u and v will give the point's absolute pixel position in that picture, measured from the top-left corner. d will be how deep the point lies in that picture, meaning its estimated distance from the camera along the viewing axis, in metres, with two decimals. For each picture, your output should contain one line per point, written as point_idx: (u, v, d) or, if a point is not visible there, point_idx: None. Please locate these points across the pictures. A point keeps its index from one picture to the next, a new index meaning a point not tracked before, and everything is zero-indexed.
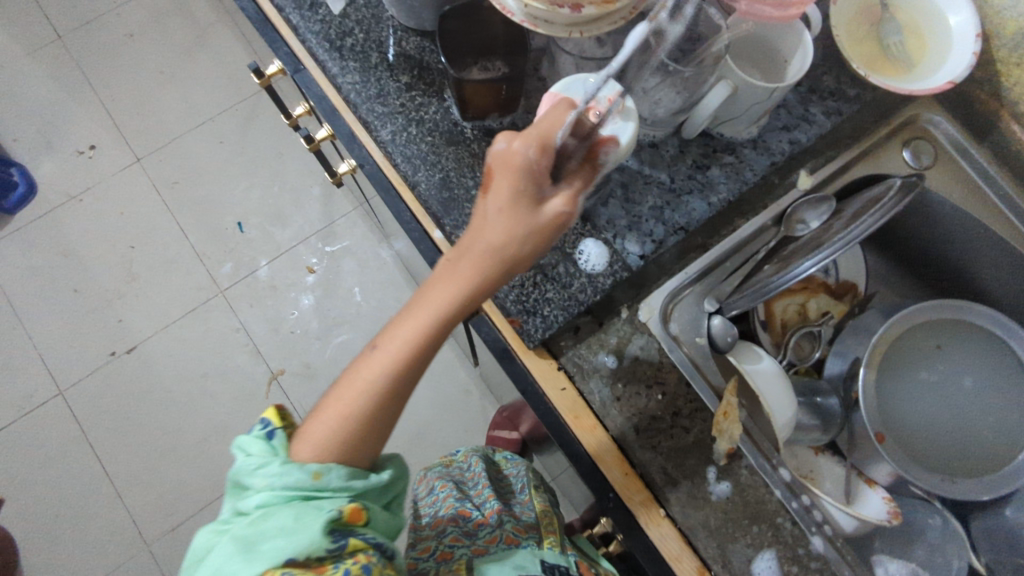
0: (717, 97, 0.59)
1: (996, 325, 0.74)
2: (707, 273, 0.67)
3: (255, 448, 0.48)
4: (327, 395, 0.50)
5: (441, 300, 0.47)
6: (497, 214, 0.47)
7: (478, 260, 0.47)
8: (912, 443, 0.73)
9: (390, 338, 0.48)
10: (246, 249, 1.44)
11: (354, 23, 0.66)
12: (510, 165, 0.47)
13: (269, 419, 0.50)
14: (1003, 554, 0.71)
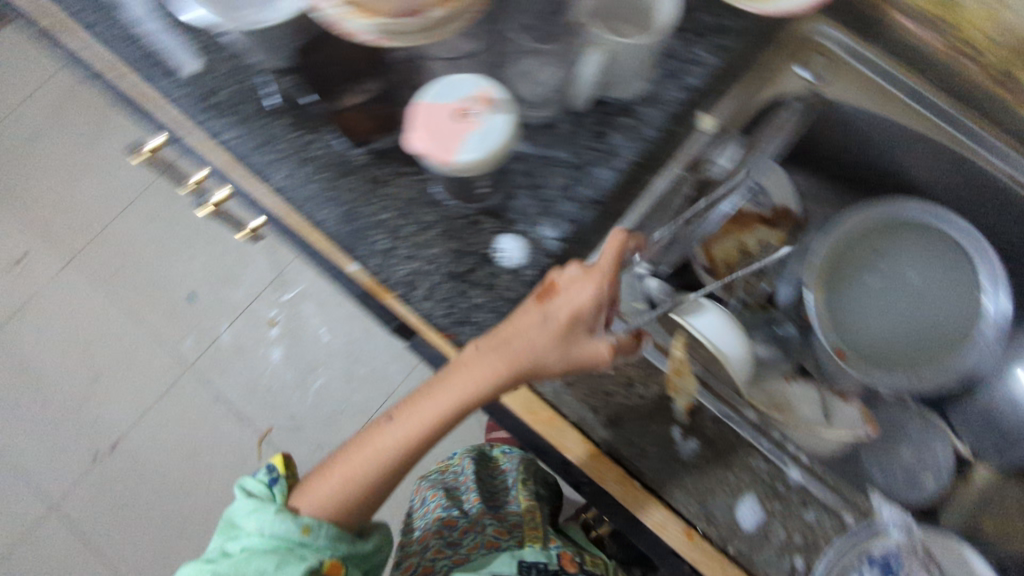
0: (591, 66, 0.60)
1: (925, 213, 0.74)
2: (633, 239, 0.66)
3: (255, 490, 0.57)
4: (350, 448, 0.59)
5: (466, 384, 0.55)
6: (547, 336, 0.55)
7: (508, 359, 0.54)
8: (872, 349, 0.74)
9: (417, 410, 0.57)
10: (203, 319, 1.42)
11: (212, 77, 0.62)
12: (573, 295, 0.54)
13: (275, 466, 0.59)
14: (982, 434, 0.74)
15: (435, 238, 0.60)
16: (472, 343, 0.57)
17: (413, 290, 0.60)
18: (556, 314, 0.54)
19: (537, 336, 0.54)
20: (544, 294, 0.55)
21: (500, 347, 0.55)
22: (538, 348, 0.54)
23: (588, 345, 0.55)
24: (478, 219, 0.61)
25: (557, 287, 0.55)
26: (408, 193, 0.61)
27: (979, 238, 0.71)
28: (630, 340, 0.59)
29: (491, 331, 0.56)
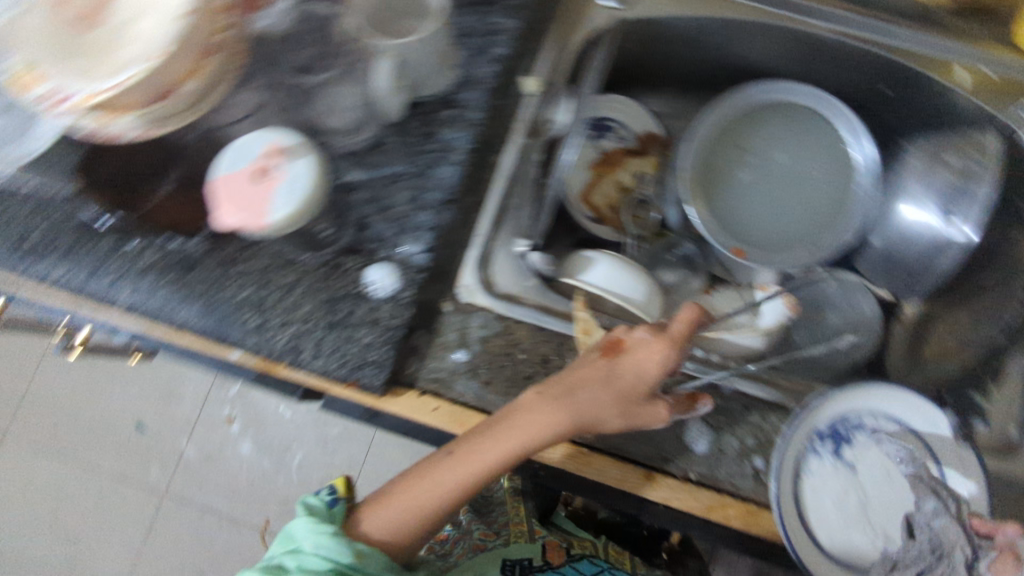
0: (385, 75, 0.57)
1: (771, 93, 0.75)
2: (501, 222, 0.66)
3: (317, 512, 0.62)
4: (405, 482, 0.61)
5: (524, 435, 0.56)
6: (608, 392, 0.56)
7: (569, 412, 0.56)
8: (768, 238, 0.74)
9: (472, 449, 0.57)
10: (160, 442, 1.38)
11: (15, 223, 0.59)
12: (639, 355, 0.58)
13: (335, 491, 0.65)
14: (894, 276, 0.73)
15: (304, 295, 0.60)
16: (533, 389, 0.58)
17: (299, 353, 0.59)
18: (622, 369, 0.57)
19: (600, 390, 0.56)
20: (612, 350, 0.58)
21: (564, 396, 0.56)
22: (596, 402, 0.56)
23: (647, 407, 0.56)
24: (339, 259, 0.61)
25: (625, 343, 0.59)
26: (264, 261, 0.60)
27: (823, 95, 0.72)
28: (682, 404, 0.59)
29: (555, 376, 0.58)
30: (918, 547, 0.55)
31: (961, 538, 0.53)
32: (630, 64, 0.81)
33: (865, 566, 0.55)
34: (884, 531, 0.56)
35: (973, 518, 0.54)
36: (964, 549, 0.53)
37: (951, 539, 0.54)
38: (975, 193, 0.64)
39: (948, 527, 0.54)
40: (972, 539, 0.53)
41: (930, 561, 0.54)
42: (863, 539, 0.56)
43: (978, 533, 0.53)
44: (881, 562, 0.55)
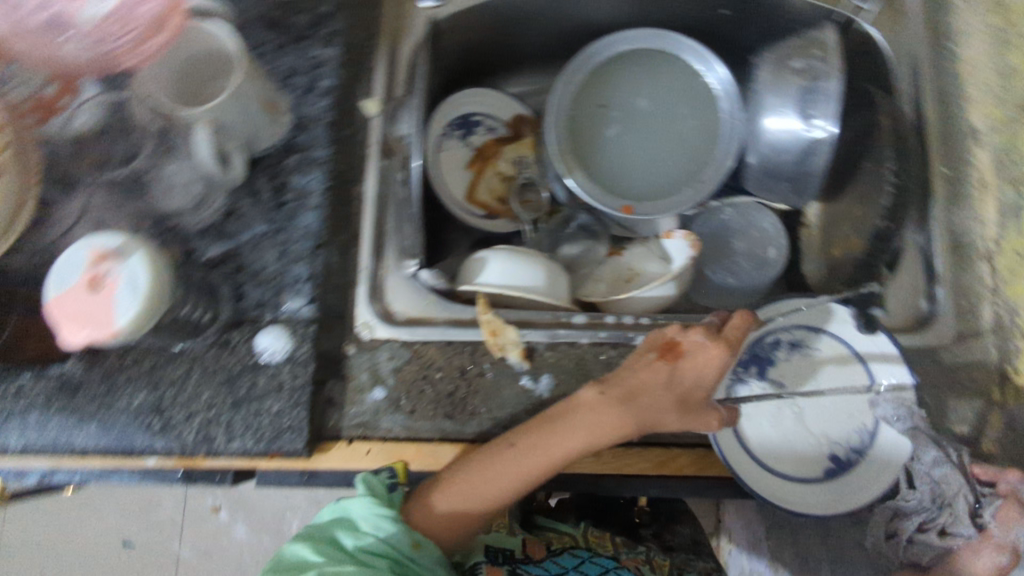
0: (206, 143, 0.52)
1: (618, 43, 0.72)
2: (382, 248, 0.65)
3: (377, 491, 0.58)
4: (456, 468, 0.58)
5: (587, 437, 0.56)
6: (670, 396, 0.56)
7: (631, 417, 0.56)
8: (653, 188, 0.73)
9: (537, 443, 0.56)
10: (151, 557, 1.32)
11: None
12: (697, 359, 0.58)
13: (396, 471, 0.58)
14: (780, 190, 0.70)
15: (201, 382, 0.59)
16: (596, 389, 0.57)
17: (212, 441, 0.58)
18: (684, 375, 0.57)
19: (663, 394, 0.56)
20: (670, 353, 0.58)
21: (629, 400, 0.56)
22: (659, 406, 0.56)
23: (702, 413, 0.57)
24: (226, 336, 0.59)
25: (682, 347, 0.58)
26: (148, 360, 0.59)
27: (667, 34, 0.71)
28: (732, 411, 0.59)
29: (613, 377, 0.58)
30: (920, 499, 0.53)
31: (964, 487, 0.51)
32: (472, 53, 0.78)
33: (812, 473, 0.59)
34: (826, 435, 0.61)
35: (974, 467, 0.53)
36: (966, 498, 0.51)
37: (952, 487, 0.52)
38: (829, 88, 0.62)
39: (949, 476, 0.52)
40: (974, 487, 0.51)
41: (932, 512, 0.53)
42: (808, 448, 0.60)
43: (979, 481, 0.52)
44: (826, 465, 0.59)
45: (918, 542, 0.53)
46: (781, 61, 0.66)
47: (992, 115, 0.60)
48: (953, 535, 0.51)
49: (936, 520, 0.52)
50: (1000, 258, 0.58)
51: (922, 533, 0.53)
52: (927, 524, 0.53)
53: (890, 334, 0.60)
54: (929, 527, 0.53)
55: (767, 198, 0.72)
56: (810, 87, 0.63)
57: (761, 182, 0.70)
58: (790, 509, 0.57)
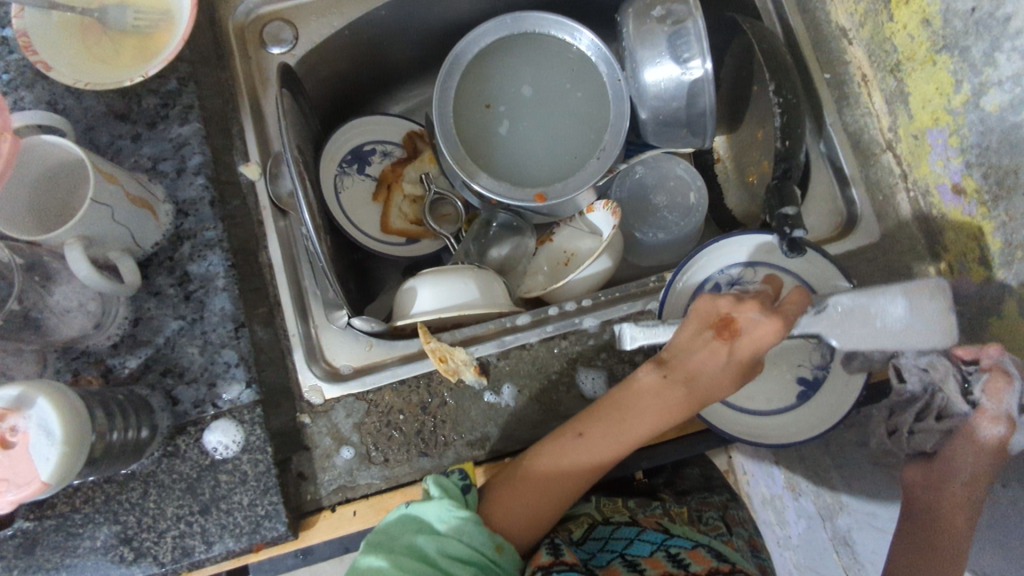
0: (82, 263, 0.50)
1: (484, 36, 0.71)
2: (308, 310, 0.65)
3: (453, 495, 0.52)
4: (526, 462, 0.54)
5: (655, 419, 0.53)
6: (729, 374, 0.52)
7: (693, 396, 0.52)
8: (559, 169, 0.72)
9: (608, 431, 0.53)
10: None
11: None
12: (756, 336, 0.51)
13: (467, 471, 0.54)
14: (677, 135, 0.69)
15: (161, 499, 0.56)
16: (657, 370, 0.53)
17: (191, 553, 0.55)
18: (740, 354, 0.51)
19: (722, 374, 0.52)
20: (725, 330, 0.52)
21: (688, 382, 0.52)
22: (718, 385, 0.52)
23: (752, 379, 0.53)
24: (172, 446, 0.56)
25: (738, 323, 0.52)
26: (97, 495, 0.55)
27: (529, 15, 0.70)
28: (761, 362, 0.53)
29: (670, 357, 0.53)
30: (910, 391, 0.51)
31: (951, 368, 0.48)
32: (344, 85, 0.77)
33: (788, 401, 0.58)
34: (790, 360, 0.59)
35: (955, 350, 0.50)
36: (954, 377, 0.48)
37: (941, 373, 0.49)
38: (693, 27, 0.62)
39: (936, 360, 0.49)
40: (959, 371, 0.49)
41: (925, 402, 0.50)
42: (776, 376, 0.59)
43: (963, 362, 0.49)
44: (797, 389, 0.58)
45: (918, 434, 0.50)
46: (642, 13, 0.65)
47: (853, 10, 0.61)
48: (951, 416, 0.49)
49: (935, 406, 0.49)
50: (900, 145, 0.59)
51: (921, 424, 0.50)
52: (923, 414, 0.50)
53: (817, 247, 0.58)
54: (925, 416, 0.50)
55: (671, 146, 0.71)
56: (676, 31, 0.63)
57: (660, 133, 0.69)
58: (754, 439, 0.56)
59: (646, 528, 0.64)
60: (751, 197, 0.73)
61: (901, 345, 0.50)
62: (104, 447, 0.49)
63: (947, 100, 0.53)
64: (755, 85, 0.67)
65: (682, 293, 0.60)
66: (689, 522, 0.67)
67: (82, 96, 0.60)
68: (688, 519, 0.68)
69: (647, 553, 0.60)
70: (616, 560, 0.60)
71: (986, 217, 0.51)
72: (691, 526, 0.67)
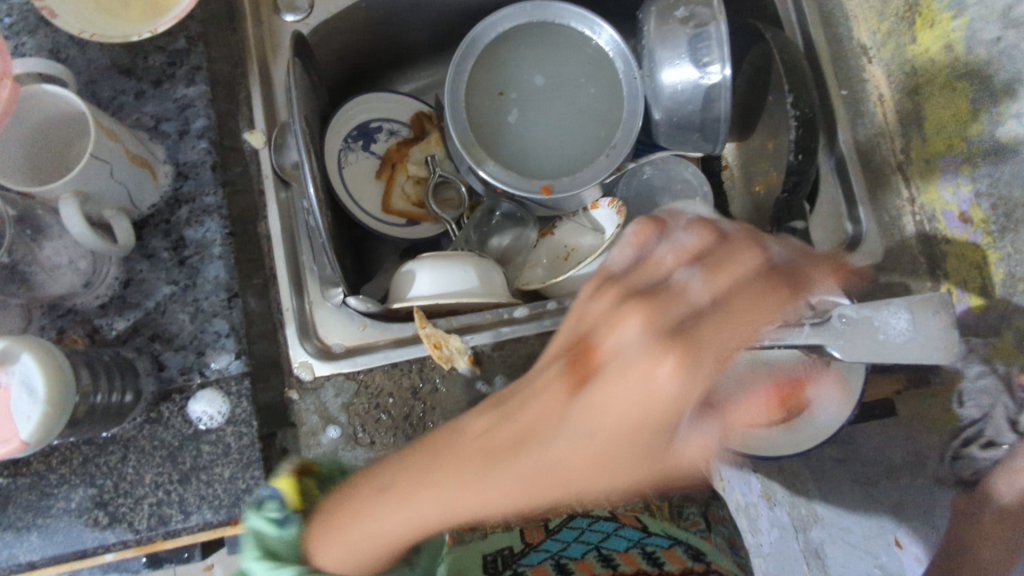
0: (75, 219, 0.49)
1: (501, 22, 0.70)
2: (303, 284, 0.63)
3: (270, 542, 0.43)
4: (354, 478, 0.45)
5: (501, 481, 0.39)
6: (598, 438, 0.38)
7: (541, 467, 0.39)
8: (567, 164, 0.72)
9: (426, 476, 0.41)
10: None
11: None
12: (620, 372, 0.39)
13: (282, 499, 0.45)
14: (688, 139, 0.68)
15: (141, 464, 0.55)
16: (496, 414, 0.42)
17: (167, 521, 0.54)
18: (608, 404, 0.38)
19: (568, 419, 0.39)
20: (580, 358, 0.41)
21: (532, 430, 0.40)
22: (573, 445, 0.39)
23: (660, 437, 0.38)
24: (156, 412, 0.55)
25: (601, 351, 0.40)
26: (76, 455, 0.55)
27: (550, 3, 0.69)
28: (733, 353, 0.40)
29: (512, 398, 0.42)
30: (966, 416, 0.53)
31: (1001, 397, 0.50)
32: (355, 59, 0.76)
33: None
34: None
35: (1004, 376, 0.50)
36: (1005, 407, 0.50)
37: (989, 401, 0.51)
38: (716, 32, 0.61)
39: (991, 385, 0.51)
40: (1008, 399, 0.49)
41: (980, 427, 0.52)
42: None
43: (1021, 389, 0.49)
44: None
45: (962, 459, 0.53)
46: (665, 12, 0.64)
47: (876, 29, 0.61)
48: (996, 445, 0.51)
49: (983, 432, 0.52)
50: (911, 168, 0.59)
51: (966, 449, 0.53)
52: (971, 439, 0.53)
53: (822, 264, 0.58)
54: (971, 441, 0.53)
55: (682, 150, 0.71)
56: (698, 34, 0.62)
57: (672, 135, 0.68)
58: None
59: (624, 524, 0.67)
60: (756, 207, 0.73)
61: (906, 359, 0.46)
62: (86, 408, 0.48)
63: (963, 127, 0.53)
64: (770, 95, 0.66)
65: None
66: (669, 517, 0.67)
67: (87, 48, 0.59)
68: (669, 515, 0.67)
69: (624, 549, 0.64)
70: (590, 554, 0.65)
71: (991, 246, 0.52)
72: (671, 521, 0.67)
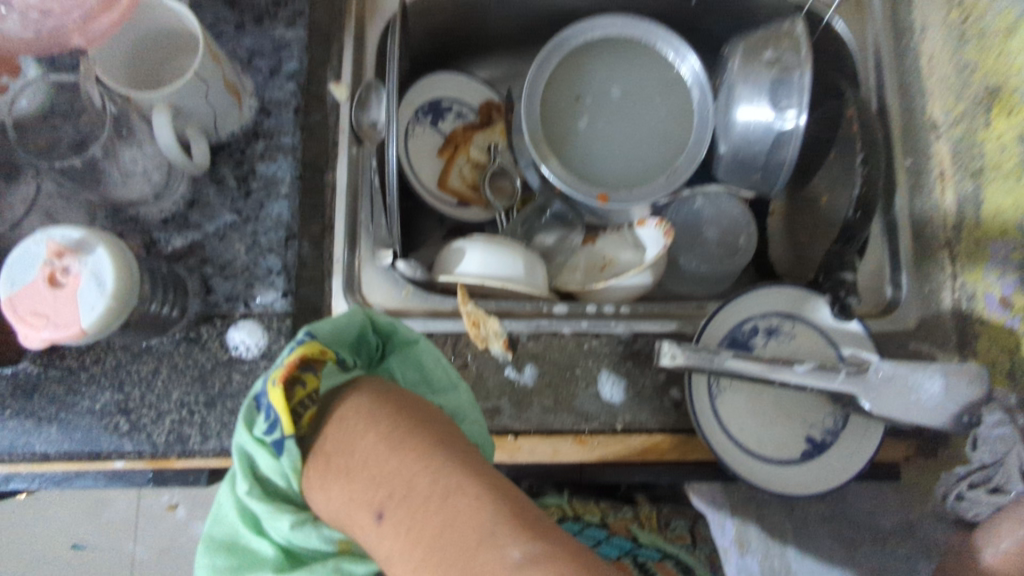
0: (164, 129, 0.51)
1: (591, 30, 0.72)
2: (358, 238, 0.64)
3: (267, 465, 0.33)
4: (358, 420, 0.32)
5: None
6: None
7: None
8: (625, 178, 0.73)
9: (417, 535, 0.28)
10: (102, 568, 1.20)
11: None
12: None
13: (274, 416, 0.32)
14: (747, 177, 0.70)
15: (170, 380, 0.56)
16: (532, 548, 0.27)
17: (185, 440, 0.55)
18: None
19: None
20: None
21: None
22: None
23: None
24: (194, 332, 0.56)
25: None
26: (111, 359, 0.55)
27: (642, 21, 0.71)
28: None
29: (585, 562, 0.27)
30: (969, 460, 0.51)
31: None
32: (441, 37, 0.78)
33: (792, 455, 0.60)
34: (804, 417, 0.61)
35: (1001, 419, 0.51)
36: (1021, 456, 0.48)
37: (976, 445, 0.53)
38: (798, 81, 0.62)
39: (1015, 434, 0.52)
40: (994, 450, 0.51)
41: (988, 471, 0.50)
42: (787, 427, 0.61)
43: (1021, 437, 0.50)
44: (803, 447, 0.60)
45: (967, 500, 0.52)
46: (752, 52, 0.67)
47: (951, 108, 0.63)
48: (1005, 492, 0.49)
49: (991, 479, 0.50)
50: (960, 246, 0.61)
51: (972, 492, 0.51)
52: (978, 483, 0.51)
53: (862, 322, 0.60)
54: (979, 485, 0.51)
55: (737, 186, 0.73)
56: (782, 78, 0.64)
57: (733, 170, 0.71)
58: (755, 483, 0.58)
59: (615, 534, 0.67)
60: (798, 256, 0.75)
61: (926, 420, 0.52)
62: (141, 313, 0.49)
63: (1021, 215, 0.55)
64: (833, 150, 0.69)
65: (723, 322, 0.61)
66: (657, 529, 0.71)
67: None
68: (656, 525, 0.72)
69: (614, 557, 0.63)
70: None
71: None
72: (657, 533, 0.70)
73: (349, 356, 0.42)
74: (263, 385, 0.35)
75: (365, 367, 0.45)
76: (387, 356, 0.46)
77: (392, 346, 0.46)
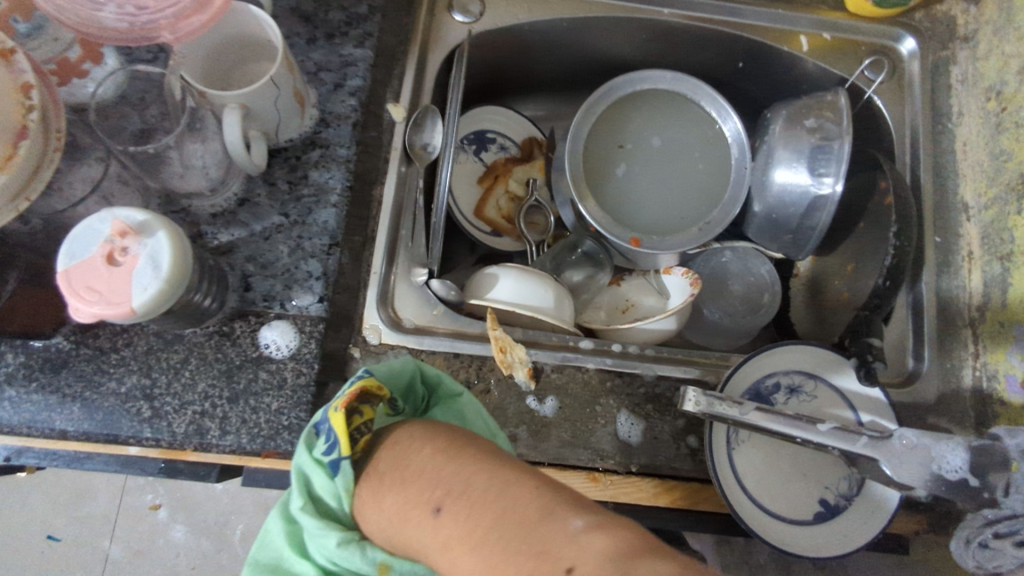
0: (234, 130, 0.53)
1: (640, 82, 0.75)
2: (396, 253, 0.65)
3: (321, 483, 0.35)
4: (414, 438, 0.34)
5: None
6: None
7: None
8: (658, 225, 0.75)
9: (475, 521, 0.28)
10: (74, 562, 1.17)
11: None
12: None
13: (333, 436, 0.35)
14: (777, 236, 0.72)
15: (197, 371, 0.56)
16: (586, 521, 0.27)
17: (204, 433, 0.54)
18: None
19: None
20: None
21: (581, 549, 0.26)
22: None
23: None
24: (228, 327, 0.57)
25: None
26: (144, 343, 0.56)
27: (689, 78, 0.75)
28: None
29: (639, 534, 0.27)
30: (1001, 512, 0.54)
31: None
32: (494, 73, 0.81)
33: (803, 515, 0.60)
34: (819, 479, 0.61)
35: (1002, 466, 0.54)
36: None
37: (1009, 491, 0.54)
38: (839, 150, 0.65)
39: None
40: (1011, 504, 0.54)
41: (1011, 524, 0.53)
42: (803, 488, 0.61)
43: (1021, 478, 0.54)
44: (816, 508, 0.60)
45: (991, 549, 0.56)
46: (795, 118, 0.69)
47: (982, 191, 0.65)
48: None
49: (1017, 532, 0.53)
50: (983, 326, 0.63)
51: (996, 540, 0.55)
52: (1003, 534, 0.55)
53: (885, 392, 0.60)
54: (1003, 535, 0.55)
55: (767, 246, 0.75)
56: (822, 146, 0.66)
57: (764, 229, 0.72)
58: (764, 537, 0.57)
59: None
60: (819, 320, 0.76)
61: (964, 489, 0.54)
62: (185, 302, 0.50)
63: None
64: (863, 220, 0.71)
65: (749, 375, 0.61)
66: None
67: None
68: None
69: None
70: None
71: None
72: None
73: (399, 401, 0.46)
74: (324, 415, 0.38)
75: (411, 414, 0.48)
76: (432, 407, 0.49)
77: (437, 398, 0.50)
